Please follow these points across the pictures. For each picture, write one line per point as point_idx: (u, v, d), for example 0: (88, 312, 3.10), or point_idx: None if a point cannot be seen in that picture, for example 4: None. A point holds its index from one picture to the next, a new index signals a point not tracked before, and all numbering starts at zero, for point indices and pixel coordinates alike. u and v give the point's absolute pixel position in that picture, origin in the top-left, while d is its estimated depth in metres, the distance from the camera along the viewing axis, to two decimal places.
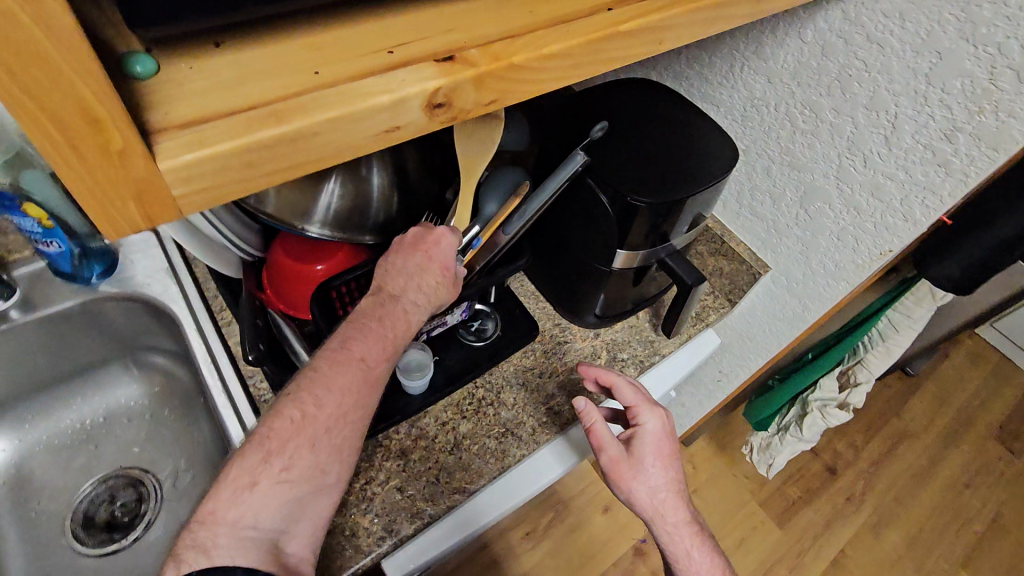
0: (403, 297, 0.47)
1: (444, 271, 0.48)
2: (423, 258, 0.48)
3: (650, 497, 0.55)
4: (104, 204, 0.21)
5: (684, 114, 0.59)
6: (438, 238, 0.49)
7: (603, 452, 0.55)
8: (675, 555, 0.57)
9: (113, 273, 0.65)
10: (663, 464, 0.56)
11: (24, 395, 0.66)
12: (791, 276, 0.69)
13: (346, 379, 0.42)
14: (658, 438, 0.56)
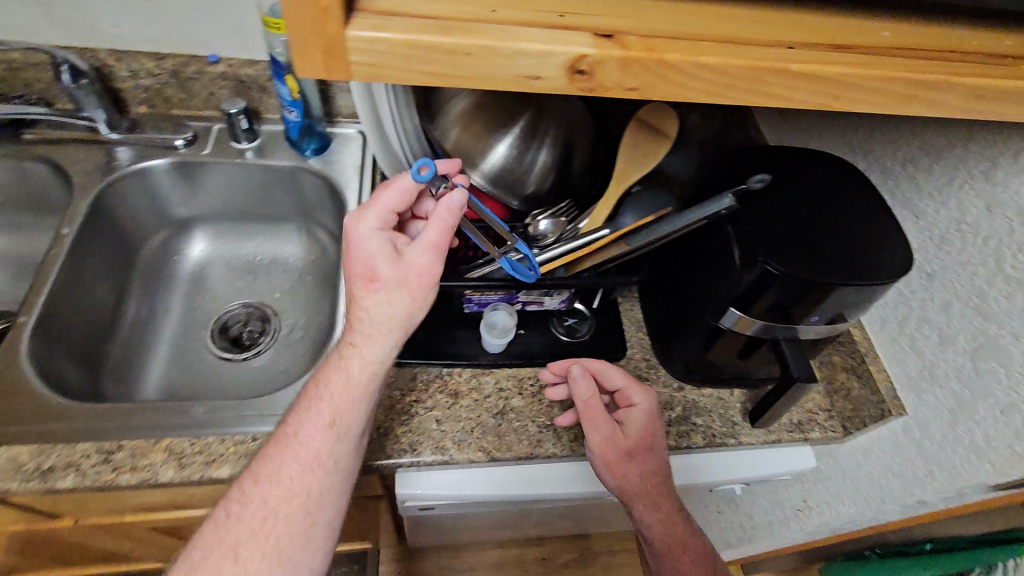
0: (351, 333, 0.51)
1: (372, 276, 0.51)
2: (347, 279, 0.52)
3: (644, 479, 0.58)
4: (305, 47, 0.28)
5: (867, 205, 0.54)
6: (351, 239, 0.52)
7: (597, 433, 0.58)
8: (659, 533, 0.61)
9: (322, 153, 0.82)
10: (655, 450, 0.59)
11: (233, 214, 0.87)
12: (929, 431, 0.58)
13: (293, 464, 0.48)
14: (648, 416, 0.59)
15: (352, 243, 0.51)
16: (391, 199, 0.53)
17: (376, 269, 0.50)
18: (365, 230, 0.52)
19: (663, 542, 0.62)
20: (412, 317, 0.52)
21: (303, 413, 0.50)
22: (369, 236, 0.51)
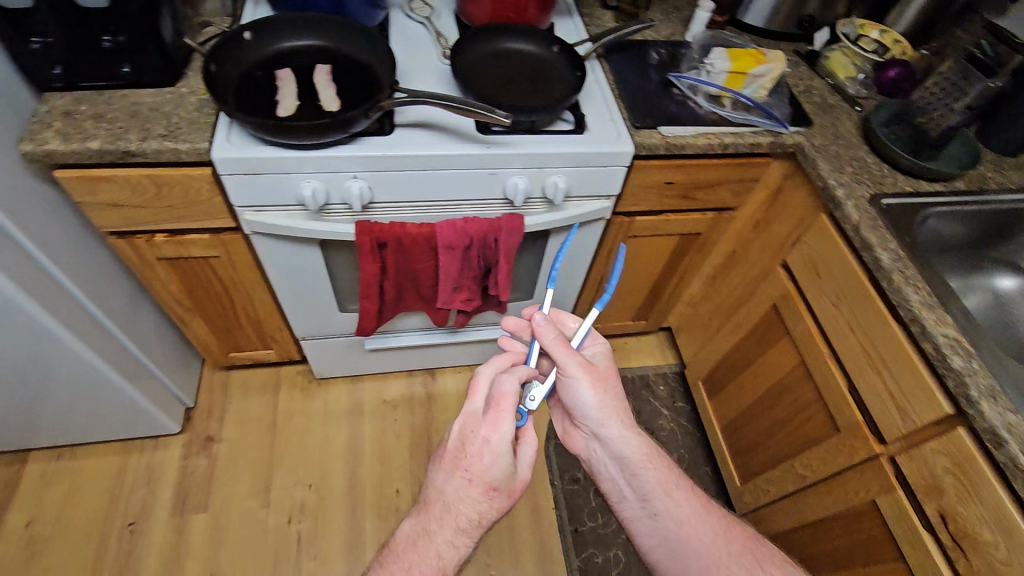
0: (438, 532, 0.68)
1: (486, 487, 0.67)
2: (463, 483, 0.67)
3: (614, 395, 0.75)
4: None
5: None
6: (478, 447, 0.67)
7: (569, 360, 0.73)
8: (636, 449, 0.75)
9: None
10: (611, 370, 0.78)
11: None
12: None
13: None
14: (603, 356, 0.80)
15: (484, 451, 0.67)
16: (476, 439, 0.67)
17: (497, 482, 0.67)
18: (491, 443, 0.67)
19: (642, 455, 0.75)
20: (494, 520, 0.70)
21: (415, 555, 0.67)
22: (504, 446, 0.67)
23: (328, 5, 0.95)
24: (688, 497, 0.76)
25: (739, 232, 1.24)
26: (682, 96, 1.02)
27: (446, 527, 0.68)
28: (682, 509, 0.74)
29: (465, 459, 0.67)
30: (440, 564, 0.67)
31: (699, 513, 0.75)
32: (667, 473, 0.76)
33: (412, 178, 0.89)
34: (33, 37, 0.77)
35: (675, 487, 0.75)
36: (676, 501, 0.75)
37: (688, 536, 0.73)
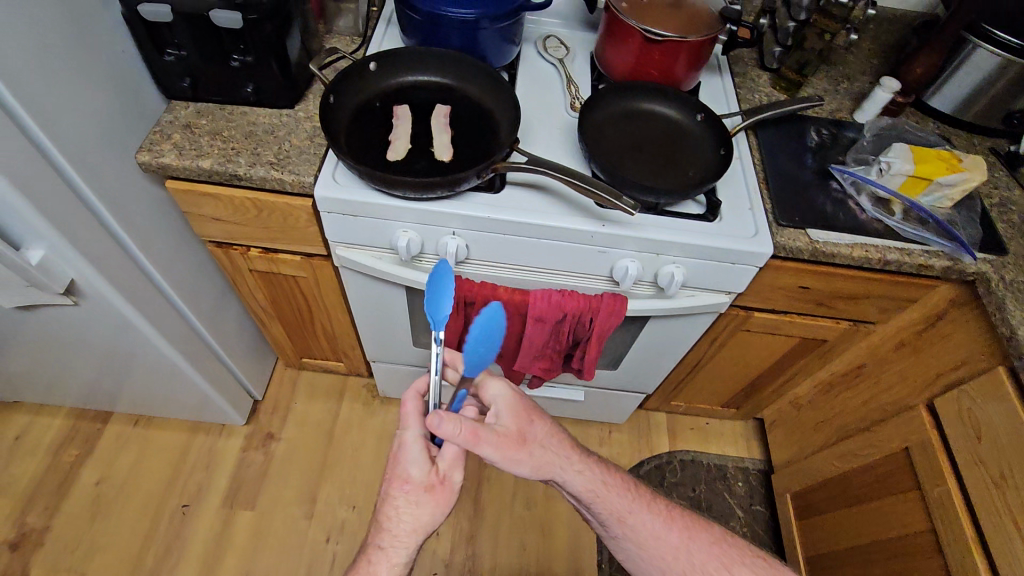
0: (377, 540, 0.66)
1: (408, 481, 0.65)
2: (388, 487, 0.66)
3: (536, 446, 0.71)
4: None
5: None
6: (395, 449, 0.66)
7: (489, 440, 0.66)
8: (581, 484, 0.76)
9: None
10: (520, 417, 0.71)
11: None
12: None
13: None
14: (511, 398, 0.72)
15: (403, 449, 0.66)
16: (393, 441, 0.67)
17: (410, 475, 0.65)
18: (405, 444, 0.66)
19: (586, 486, 0.76)
20: (432, 521, 0.66)
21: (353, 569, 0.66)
22: (416, 445, 0.66)
23: (460, 43, 0.86)
24: (643, 507, 0.79)
25: (876, 348, 1.06)
26: (841, 193, 0.87)
27: (377, 533, 0.66)
28: (639, 531, 0.78)
29: (388, 464, 0.67)
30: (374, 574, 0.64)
31: (657, 527, 0.78)
32: (621, 499, 0.78)
33: (514, 243, 0.82)
34: (169, 49, 0.77)
35: (627, 511, 0.78)
36: (638, 512, 0.79)
37: (648, 542, 0.77)
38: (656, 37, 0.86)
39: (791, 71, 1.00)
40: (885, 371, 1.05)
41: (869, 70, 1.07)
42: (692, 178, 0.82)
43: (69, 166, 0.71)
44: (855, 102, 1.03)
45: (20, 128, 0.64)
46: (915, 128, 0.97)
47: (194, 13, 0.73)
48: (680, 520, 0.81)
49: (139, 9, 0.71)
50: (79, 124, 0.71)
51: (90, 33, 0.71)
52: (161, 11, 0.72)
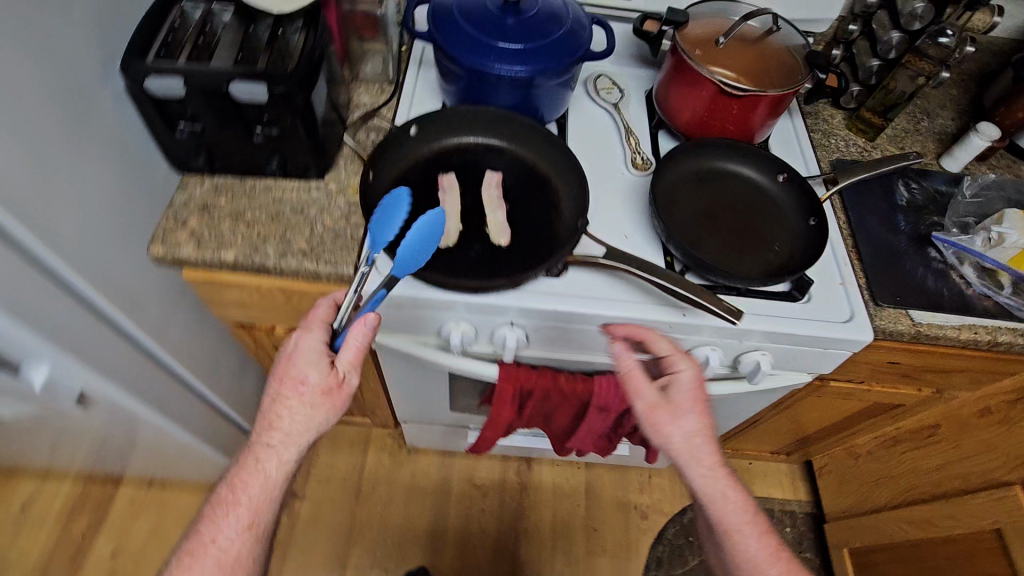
0: (258, 441, 0.60)
1: (302, 384, 0.59)
2: (275, 384, 0.59)
3: (683, 436, 0.67)
4: None
5: None
6: (294, 346, 0.60)
7: (639, 396, 0.68)
8: (702, 484, 0.68)
9: None
10: (689, 400, 0.68)
11: None
12: None
13: (223, 522, 0.60)
14: (692, 383, 0.68)
15: (299, 352, 0.60)
16: (295, 337, 0.61)
17: (302, 373, 0.59)
18: (307, 345, 0.60)
19: (708, 492, 0.68)
20: (327, 423, 0.60)
21: (243, 469, 0.60)
22: (314, 347, 0.60)
23: (511, 99, 0.76)
24: (760, 534, 0.69)
25: (955, 412, 0.98)
26: (942, 263, 0.78)
27: (266, 432, 0.59)
28: (748, 552, 0.68)
29: (281, 359, 0.60)
30: (263, 471, 0.60)
31: (764, 559, 0.68)
32: (740, 513, 0.69)
33: (580, 332, 0.72)
34: (182, 123, 0.66)
35: (739, 529, 0.69)
36: (749, 535, 0.69)
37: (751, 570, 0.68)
38: (737, 91, 0.76)
39: (875, 116, 0.88)
40: (967, 437, 0.97)
41: (949, 106, 0.97)
42: (778, 252, 0.73)
43: (74, 276, 0.60)
44: (939, 144, 0.93)
45: (14, 247, 0.54)
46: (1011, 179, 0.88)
47: (212, 86, 0.62)
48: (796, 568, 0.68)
49: (147, 83, 0.60)
50: (83, 226, 0.61)
51: (87, 117, 0.60)
52: (173, 84, 0.61)
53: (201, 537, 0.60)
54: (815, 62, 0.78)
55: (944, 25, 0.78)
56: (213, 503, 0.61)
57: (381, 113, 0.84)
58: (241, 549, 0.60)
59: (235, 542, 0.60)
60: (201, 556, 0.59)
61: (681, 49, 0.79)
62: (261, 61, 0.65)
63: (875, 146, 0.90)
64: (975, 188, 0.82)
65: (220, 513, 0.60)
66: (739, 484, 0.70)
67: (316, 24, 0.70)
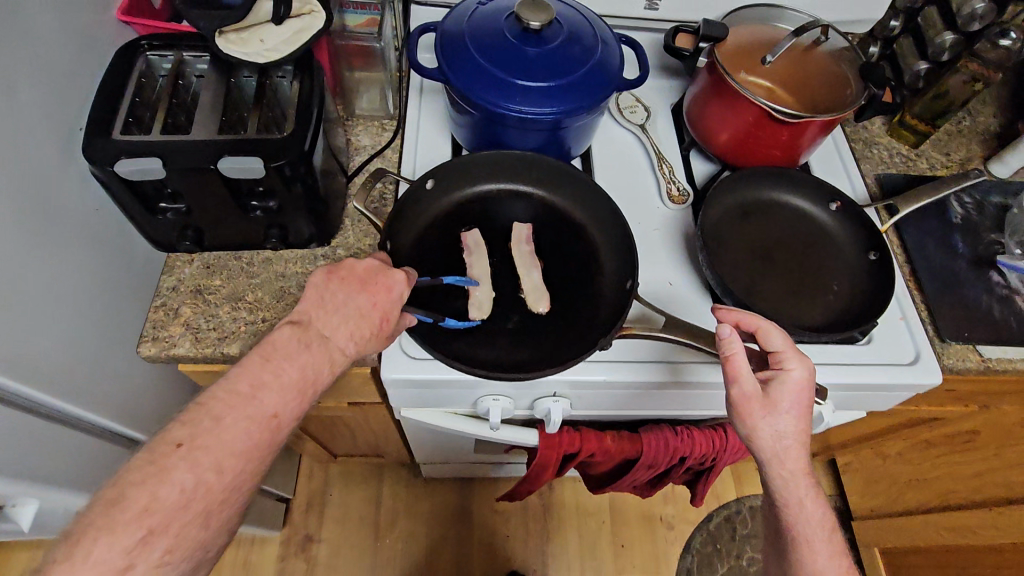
0: (335, 338, 0.52)
1: (383, 320, 0.55)
2: (368, 300, 0.53)
3: (777, 442, 0.56)
4: None
5: None
6: (388, 281, 0.55)
7: (734, 384, 0.56)
8: (781, 492, 0.58)
9: None
10: (797, 408, 0.56)
11: None
12: None
13: (281, 392, 0.48)
14: (804, 387, 0.56)
15: (387, 286, 0.55)
16: (399, 273, 0.55)
17: (384, 315, 0.54)
18: (404, 296, 0.55)
19: (788, 501, 0.58)
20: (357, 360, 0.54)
21: (284, 347, 0.50)
22: (401, 295, 0.55)
23: (537, 140, 0.67)
24: (834, 549, 0.58)
25: (1000, 422, 0.92)
26: (1006, 288, 0.72)
27: (320, 337, 0.52)
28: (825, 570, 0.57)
29: (372, 282, 0.55)
30: (308, 365, 0.50)
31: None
32: (824, 531, 0.58)
33: (633, 395, 0.67)
34: (163, 203, 0.57)
35: (814, 543, 0.58)
36: (818, 552, 0.58)
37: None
38: (787, 118, 0.67)
39: (922, 122, 0.82)
40: (1012, 446, 0.93)
41: (992, 100, 0.90)
42: (838, 290, 0.68)
43: (58, 400, 0.51)
44: (984, 143, 0.86)
45: None
46: None
47: (197, 163, 0.52)
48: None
49: (116, 168, 0.51)
50: (62, 342, 0.51)
51: (52, 215, 0.50)
52: (150, 166, 0.51)
53: (245, 392, 0.47)
54: (870, 76, 0.70)
55: (1006, 27, 0.73)
56: (261, 359, 0.49)
57: (385, 155, 0.74)
58: (286, 430, 0.49)
59: (284, 422, 0.49)
60: (243, 410, 0.47)
61: (721, 68, 0.70)
62: (250, 124, 0.56)
63: (920, 154, 0.83)
64: None
65: (276, 380, 0.48)
66: (822, 499, 0.58)
67: (310, 69, 0.60)
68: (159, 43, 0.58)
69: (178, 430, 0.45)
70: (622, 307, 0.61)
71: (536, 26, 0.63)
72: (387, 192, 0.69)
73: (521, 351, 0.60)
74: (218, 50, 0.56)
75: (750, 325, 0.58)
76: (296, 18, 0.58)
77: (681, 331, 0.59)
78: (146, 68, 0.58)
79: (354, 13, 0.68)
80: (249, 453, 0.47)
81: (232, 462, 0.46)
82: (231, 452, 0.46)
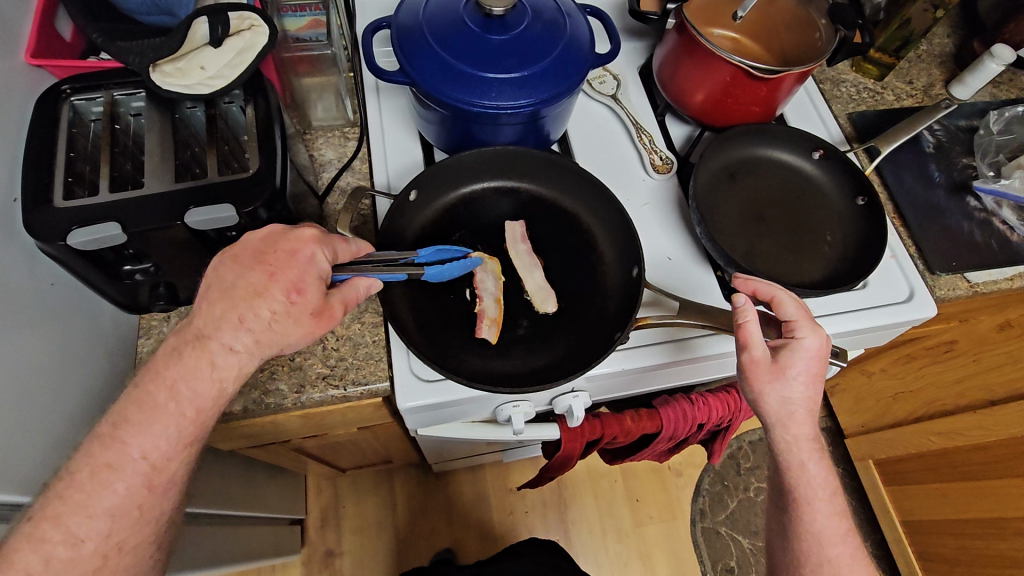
0: (217, 334, 0.46)
1: (294, 293, 0.47)
2: (262, 272, 0.47)
3: (783, 409, 0.56)
4: None
5: None
6: (287, 250, 0.48)
7: (743, 349, 0.56)
8: (785, 455, 0.58)
9: None
10: (807, 377, 0.55)
11: None
12: None
13: (146, 440, 0.43)
14: (815, 357, 0.56)
15: (292, 252, 0.48)
16: (302, 237, 0.48)
17: (291, 286, 0.47)
18: (310, 258, 0.48)
19: (790, 464, 0.58)
20: (276, 346, 0.47)
21: (150, 376, 0.45)
22: (313, 257, 0.48)
23: (515, 133, 0.64)
24: (834, 513, 0.58)
25: (976, 331, 0.97)
26: (982, 211, 0.74)
27: (208, 333, 0.46)
28: (822, 524, 0.58)
29: (273, 253, 0.48)
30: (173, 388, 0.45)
31: (830, 537, 0.58)
32: (826, 491, 0.58)
33: (649, 376, 0.66)
34: (127, 266, 0.51)
35: (813, 502, 0.58)
36: (818, 512, 0.58)
37: (809, 542, 0.58)
38: (764, 75, 0.64)
39: (886, 54, 0.83)
40: (988, 351, 0.98)
41: (945, 22, 0.91)
42: (832, 243, 0.68)
43: None
44: (944, 66, 0.87)
45: None
46: None
47: (160, 219, 0.47)
48: (859, 555, 0.58)
49: (69, 241, 0.45)
50: (45, 440, 0.47)
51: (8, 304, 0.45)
52: (110, 232, 0.46)
53: (108, 438, 0.43)
54: (839, 18, 0.67)
55: None
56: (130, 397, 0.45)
57: (354, 166, 0.69)
58: (170, 471, 0.45)
59: (162, 464, 0.44)
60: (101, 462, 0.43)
61: (692, 28, 0.67)
62: (210, 165, 0.50)
63: (886, 86, 0.84)
64: (1001, 123, 0.79)
65: (137, 419, 0.44)
66: (826, 463, 0.58)
67: (262, 90, 0.54)
68: (83, 85, 0.51)
69: (39, 499, 0.42)
70: (632, 296, 0.60)
71: (499, 12, 0.59)
72: (366, 210, 0.65)
73: (538, 358, 0.59)
74: (156, 87, 0.50)
75: (765, 294, 0.58)
76: (236, 36, 0.52)
77: (694, 313, 0.59)
78: (73, 115, 0.52)
79: (293, 17, 0.62)
80: (120, 512, 0.43)
81: (93, 527, 0.42)
82: (88, 518, 0.42)
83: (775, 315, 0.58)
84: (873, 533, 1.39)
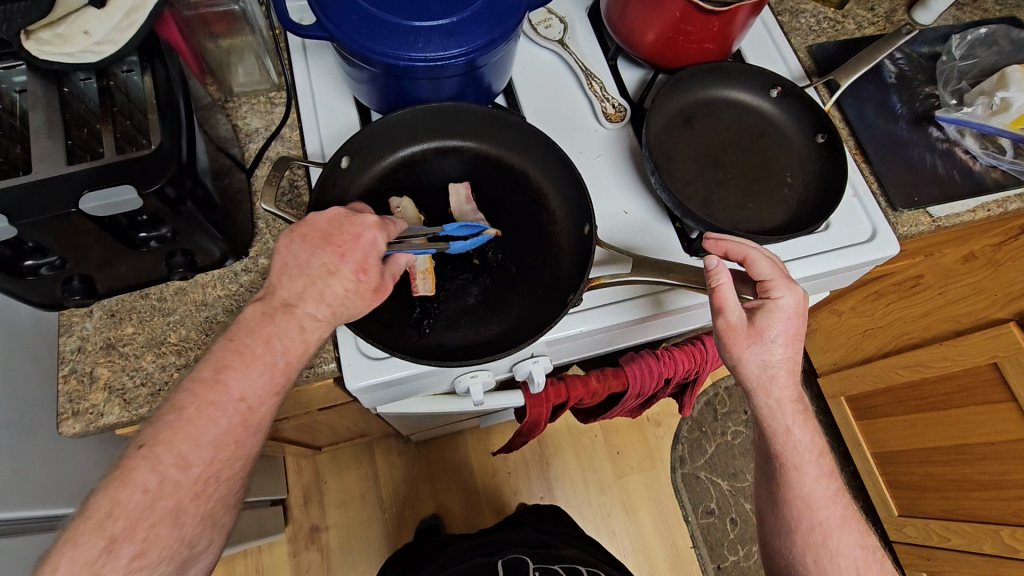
0: (301, 304, 0.48)
1: (362, 272, 0.49)
2: (334, 255, 0.48)
3: (767, 373, 0.56)
4: None
5: None
6: (359, 231, 0.49)
7: (721, 314, 0.54)
8: (772, 421, 0.58)
9: None
10: (787, 337, 0.55)
11: None
12: None
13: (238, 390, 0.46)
14: (793, 315, 0.55)
15: (360, 237, 0.49)
16: (375, 228, 0.49)
17: (366, 267, 0.49)
18: (378, 242, 0.49)
19: (777, 428, 0.58)
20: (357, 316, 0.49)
21: (220, 368, 0.46)
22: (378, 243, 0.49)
23: (453, 88, 0.59)
24: (821, 475, 0.59)
25: (941, 264, 0.97)
26: (945, 141, 0.72)
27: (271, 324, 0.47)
28: (813, 487, 0.59)
29: (343, 236, 0.49)
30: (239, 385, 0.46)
31: (820, 499, 0.59)
32: (813, 453, 0.59)
33: (623, 333, 0.64)
34: (30, 261, 0.47)
35: (800, 466, 0.58)
36: (806, 474, 0.59)
37: (800, 507, 0.59)
38: (716, 7, 0.60)
39: None
40: (953, 283, 0.99)
41: None
42: (793, 183, 0.66)
43: None
44: None
45: None
46: (991, 19, 0.80)
47: (55, 206, 0.43)
48: (848, 513, 0.59)
49: None
50: None
51: None
52: None
53: (207, 380, 0.45)
54: None
55: None
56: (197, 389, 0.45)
57: (283, 135, 0.64)
58: (261, 415, 0.47)
59: (256, 406, 0.46)
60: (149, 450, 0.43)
61: None
62: (108, 143, 0.45)
63: (847, 14, 0.80)
64: (964, 48, 0.77)
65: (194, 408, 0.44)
66: (810, 425, 0.59)
67: (159, 54, 0.49)
68: None
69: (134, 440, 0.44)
70: (585, 255, 0.58)
71: None
72: (299, 180, 0.61)
73: (490, 326, 0.56)
74: (33, 57, 0.45)
75: (738, 252, 0.55)
76: None
77: (649, 270, 0.56)
78: None
79: None
80: (214, 447, 0.44)
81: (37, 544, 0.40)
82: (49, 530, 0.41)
83: (748, 275, 0.56)
84: (846, 465, 1.44)
